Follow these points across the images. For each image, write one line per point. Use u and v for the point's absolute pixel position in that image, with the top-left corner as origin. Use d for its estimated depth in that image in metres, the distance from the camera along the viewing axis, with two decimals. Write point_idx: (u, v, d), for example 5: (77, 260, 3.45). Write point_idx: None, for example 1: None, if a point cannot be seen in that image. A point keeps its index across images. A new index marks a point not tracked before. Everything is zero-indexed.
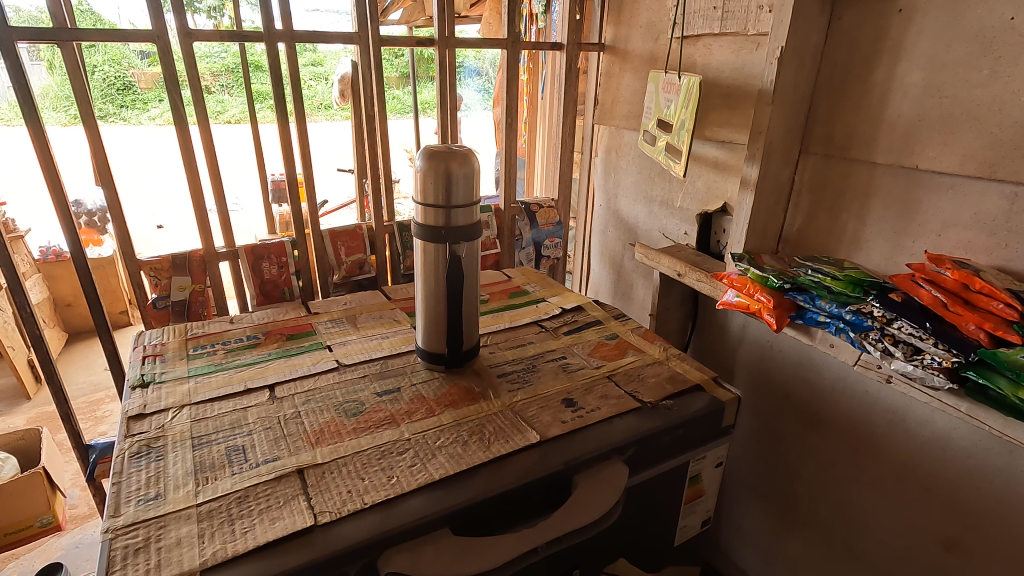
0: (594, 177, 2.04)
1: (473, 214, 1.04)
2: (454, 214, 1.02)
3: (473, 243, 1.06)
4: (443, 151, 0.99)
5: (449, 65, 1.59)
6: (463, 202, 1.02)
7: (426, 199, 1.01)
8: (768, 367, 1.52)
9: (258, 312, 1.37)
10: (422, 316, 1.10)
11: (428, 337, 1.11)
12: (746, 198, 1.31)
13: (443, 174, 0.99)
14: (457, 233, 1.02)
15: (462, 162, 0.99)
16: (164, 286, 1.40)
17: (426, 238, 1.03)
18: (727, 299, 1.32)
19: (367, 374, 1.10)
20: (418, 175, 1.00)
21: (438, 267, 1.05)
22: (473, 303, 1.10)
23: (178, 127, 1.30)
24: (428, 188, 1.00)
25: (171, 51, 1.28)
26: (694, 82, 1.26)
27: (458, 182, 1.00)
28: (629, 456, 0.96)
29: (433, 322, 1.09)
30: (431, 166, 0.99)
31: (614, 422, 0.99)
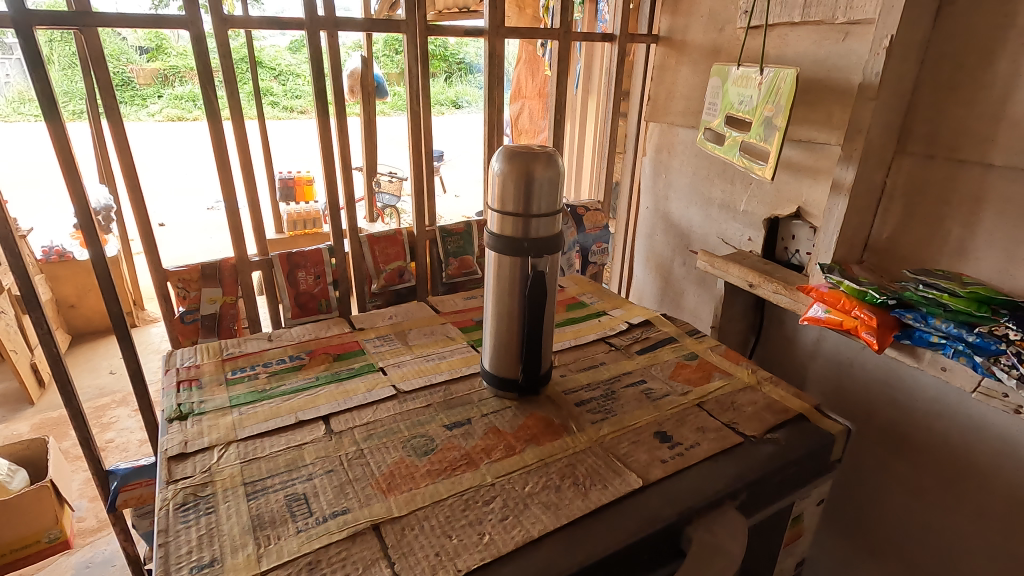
0: (640, 177, 1.92)
1: (556, 223, 0.92)
2: (537, 224, 0.89)
3: (555, 256, 0.94)
4: (525, 152, 0.87)
5: (498, 58, 1.47)
6: (548, 209, 0.89)
7: (505, 208, 0.89)
8: (845, 388, 1.40)
9: (297, 327, 1.24)
10: (492, 339, 0.98)
11: (500, 362, 0.99)
12: (839, 203, 1.19)
13: (526, 178, 0.87)
14: (540, 246, 0.90)
15: (546, 164, 0.87)
16: (193, 299, 1.27)
17: (505, 251, 0.91)
18: (813, 315, 1.19)
19: (431, 403, 0.98)
20: (497, 180, 0.88)
21: (515, 284, 0.92)
22: (550, 323, 0.98)
23: (212, 125, 1.17)
24: (508, 195, 0.88)
25: (205, 38, 1.15)
26: (787, 75, 1.12)
27: (543, 188, 0.88)
28: (741, 501, 0.84)
29: (506, 345, 0.97)
30: (512, 169, 0.87)
31: (720, 461, 0.87)
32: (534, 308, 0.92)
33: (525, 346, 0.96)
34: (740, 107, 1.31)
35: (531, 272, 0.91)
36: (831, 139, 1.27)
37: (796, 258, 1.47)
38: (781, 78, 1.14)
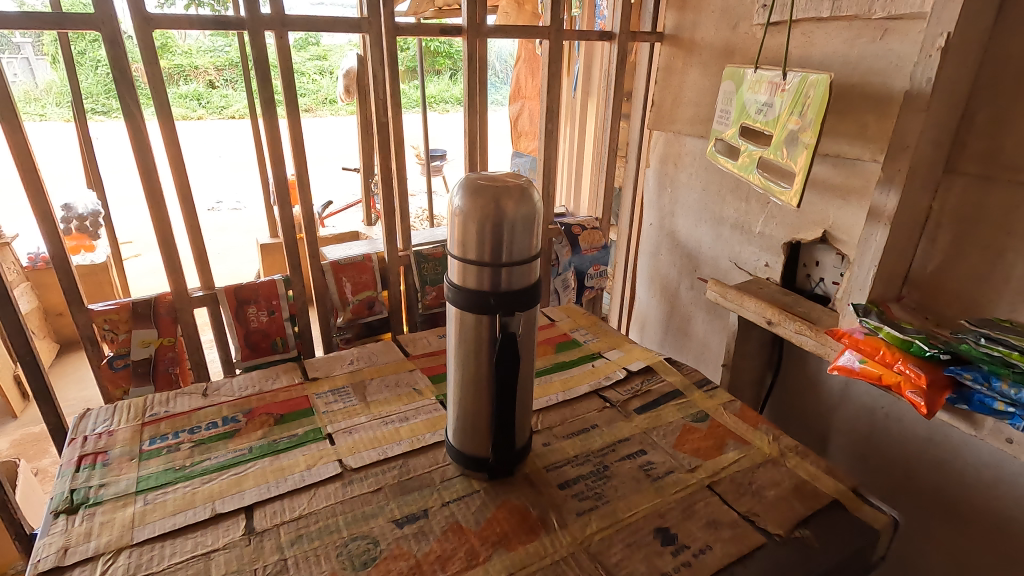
0: (644, 190, 1.73)
1: (533, 271, 0.73)
2: (507, 275, 0.71)
3: (532, 311, 0.75)
4: (491, 185, 0.69)
5: (479, 60, 1.28)
6: (521, 256, 0.71)
7: (467, 255, 0.71)
8: (876, 442, 1.20)
9: (239, 376, 1.07)
10: (457, 411, 0.80)
11: (466, 437, 0.81)
12: (876, 233, 0.99)
13: (492, 219, 0.68)
14: (511, 301, 0.71)
15: (517, 201, 0.69)
16: (121, 342, 1.11)
17: (467, 307, 0.73)
18: (845, 364, 0.99)
19: (382, 487, 0.80)
20: (456, 220, 0.70)
21: (481, 347, 0.75)
22: (527, 390, 0.81)
23: (134, 143, 0.99)
24: (469, 239, 0.70)
25: (123, 41, 0.94)
26: (821, 83, 0.93)
27: (512, 231, 0.69)
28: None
29: (473, 419, 0.79)
30: (474, 207, 0.69)
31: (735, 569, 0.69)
32: (505, 376, 0.74)
33: (496, 421, 0.78)
34: (759, 117, 1.12)
35: (501, 333, 0.73)
36: (865, 153, 1.08)
37: (820, 288, 1.28)
38: (811, 85, 0.95)
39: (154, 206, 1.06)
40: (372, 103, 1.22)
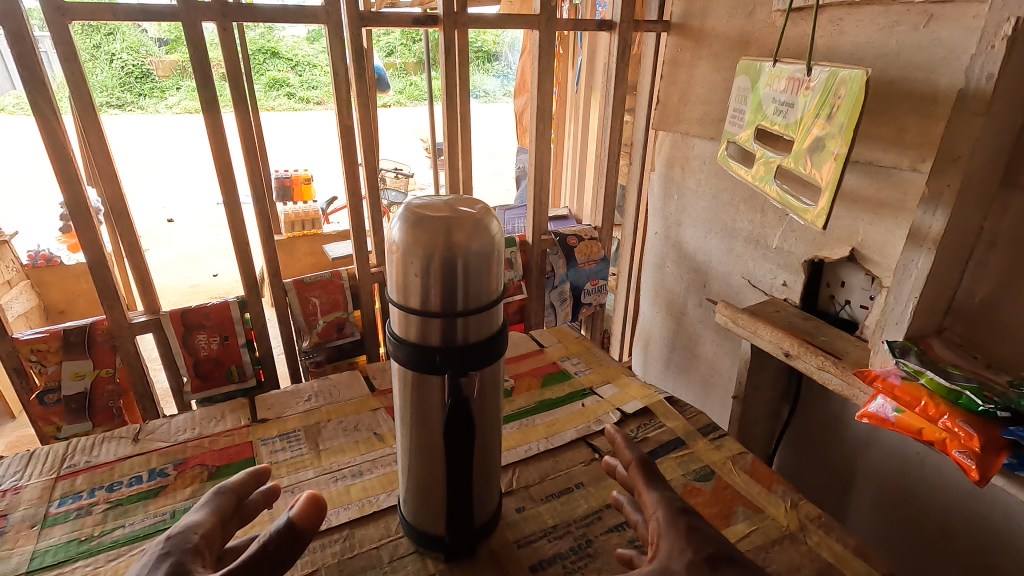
0: (648, 195, 1.57)
1: (492, 319, 0.60)
2: (459, 326, 0.57)
3: (491, 366, 0.61)
4: (437, 215, 0.55)
5: (459, 53, 1.14)
6: (477, 302, 0.57)
7: (409, 300, 0.57)
8: (910, 492, 1.04)
9: (180, 416, 0.94)
10: (406, 479, 0.67)
11: (417, 511, 0.68)
12: (917, 258, 0.83)
13: (437, 259, 0.54)
14: (463, 360, 0.57)
15: (469, 235, 0.55)
16: (52, 375, 0.99)
17: (410, 364, 0.59)
18: (877, 411, 0.85)
19: (318, 570, 0.67)
20: (394, 259, 0.56)
21: (428, 410, 0.61)
22: (489, 456, 0.67)
23: (52, 153, 0.88)
24: (410, 282, 0.56)
25: (29, 33, 0.82)
26: (852, 77, 0.77)
27: (464, 273, 0.55)
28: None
29: (423, 491, 0.66)
30: (416, 242, 0.54)
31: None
32: (458, 446, 0.61)
33: (450, 498, 0.64)
34: (777, 119, 0.96)
35: (453, 396, 0.59)
36: (903, 161, 0.93)
37: (845, 312, 1.12)
38: (842, 81, 0.79)
39: (81, 224, 0.93)
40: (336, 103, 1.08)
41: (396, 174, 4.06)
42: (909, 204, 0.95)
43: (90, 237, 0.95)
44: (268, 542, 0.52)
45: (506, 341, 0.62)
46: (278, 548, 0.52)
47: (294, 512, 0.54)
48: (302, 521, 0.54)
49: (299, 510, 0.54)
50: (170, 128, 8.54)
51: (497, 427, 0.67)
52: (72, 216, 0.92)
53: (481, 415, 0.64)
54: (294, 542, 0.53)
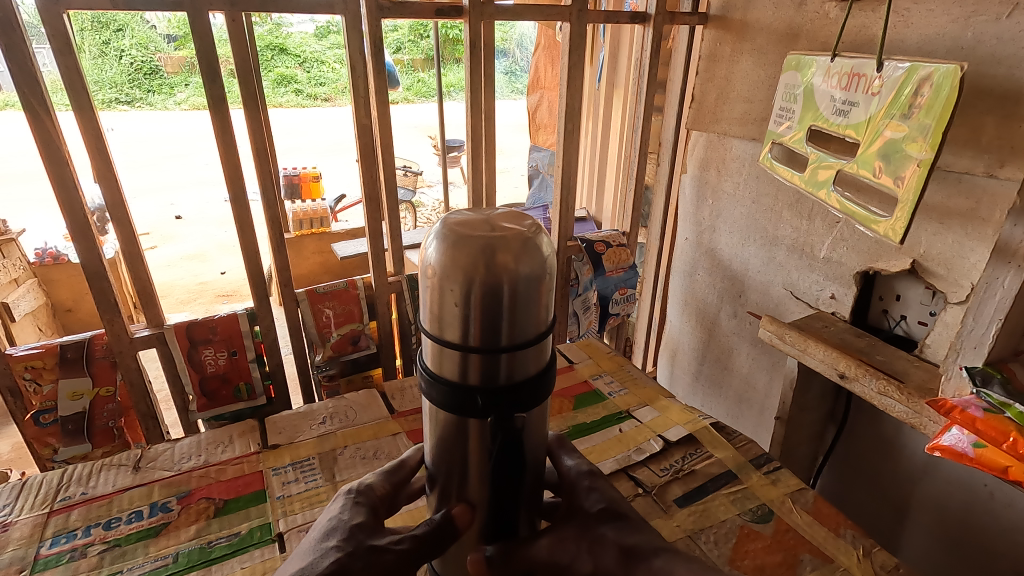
0: (679, 198, 1.49)
1: (542, 354, 0.49)
2: (503, 365, 0.46)
3: (539, 411, 0.51)
4: (477, 232, 0.44)
5: (485, 47, 1.06)
6: (526, 337, 0.46)
7: (444, 334, 0.46)
8: (974, 528, 0.94)
9: (184, 440, 0.87)
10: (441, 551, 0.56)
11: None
12: (1003, 276, 0.74)
13: (478, 285, 0.43)
14: (509, 404, 0.47)
15: (518, 256, 0.44)
16: (48, 394, 0.92)
17: (447, 408, 0.48)
18: (952, 444, 0.73)
19: None
20: (428, 283, 0.45)
21: (468, 474, 0.51)
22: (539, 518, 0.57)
23: (45, 156, 0.81)
24: (446, 312, 0.45)
25: (21, 24, 0.75)
26: (937, 76, 0.68)
27: (513, 302, 0.44)
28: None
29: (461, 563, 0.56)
30: (454, 264, 0.44)
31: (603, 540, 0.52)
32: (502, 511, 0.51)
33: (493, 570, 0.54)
34: (835, 119, 0.87)
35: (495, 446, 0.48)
36: (976, 166, 0.83)
37: (901, 328, 1.03)
38: (924, 79, 0.70)
39: (78, 232, 0.86)
40: (354, 100, 1.00)
41: (406, 172, 3.99)
42: (982, 213, 0.85)
43: (88, 246, 0.87)
44: (439, 527, 0.50)
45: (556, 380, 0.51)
46: (446, 535, 0.50)
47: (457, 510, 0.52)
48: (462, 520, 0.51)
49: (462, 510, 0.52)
50: (179, 124, 8.52)
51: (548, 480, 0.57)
52: (68, 223, 0.85)
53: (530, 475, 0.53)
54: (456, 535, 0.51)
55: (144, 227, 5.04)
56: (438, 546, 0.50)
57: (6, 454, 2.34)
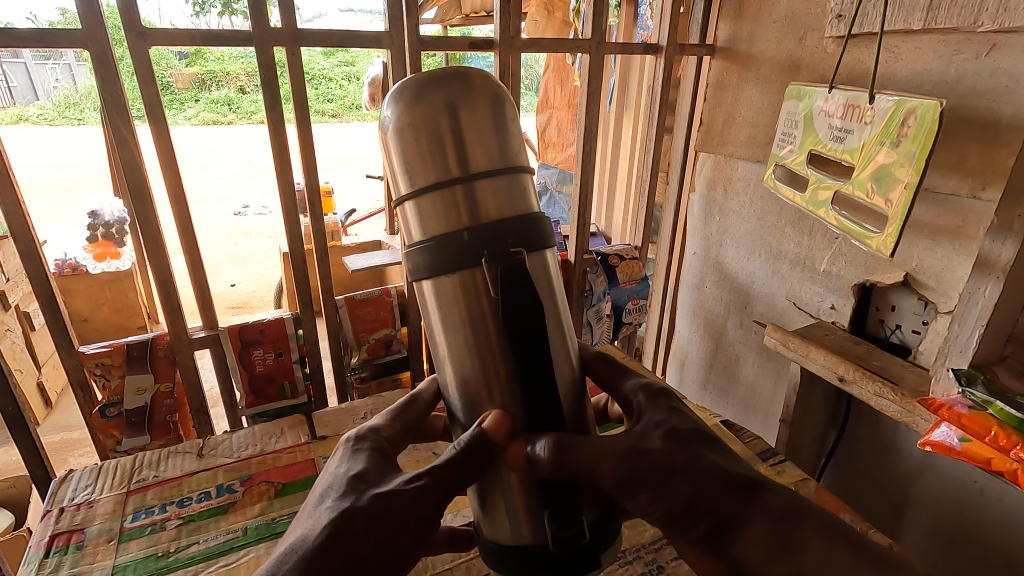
0: (687, 215, 1.58)
1: (522, 194, 0.59)
2: (477, 197, 0.56)
3: (534, 254, 0.59)
4: (437, 73, 0.57)
5: (513, 76, 1.16)
6: (489, 167, 0.56)
7: (423, 181, 0.57)
8: (968, 520, 1.01)
9: (240, 432, 0.96)
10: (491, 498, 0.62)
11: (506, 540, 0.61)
12: (985, 286, 0.83)
13: (443, 116, 0.56)
14: (499, 231, 0.55)
15: (473, 91, 0.57)
16: (114, 389, 1.00)
17: (437, 261, 0.57)
18: (941, 440, 0.82)
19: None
20: (402, 151, 0.57)
21: (495, 391, 0.60)
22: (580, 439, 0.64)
23: (128, 173, 0.91)
24: (420, 153, 0.56)
25: (114, 58, 0.85)
26: (922, 109, 0.78)
27: (475, 132, 0.56)
28: (697, 537, 0.55)
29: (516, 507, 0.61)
30: (417, 122, 0.56)
31: (699, 461, 0.56)
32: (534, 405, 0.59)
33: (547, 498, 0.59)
34: (833, 145, 0.96)
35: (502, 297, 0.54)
36: (962, 188, 0.92)
37: (896, 336, 1.11)
38: (911, 111, 0.80)
39: (151, 242, 0.96)
40: None
41: None
42: (968, 230, 0.94)
43: (158, 254, 0.97)
44: (463, 451, 0.56)
45: (545, 223, 0.59)
46: (473, 455, 0.56)
47: (486, 423, 0.58)
48: (494, 432, 0.57)
49: (491, 422, 0.58)
50: (191, 139, 8.68)
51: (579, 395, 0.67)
52: (144, 234, 0.95)
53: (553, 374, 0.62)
54: (486, 453, 0.57)
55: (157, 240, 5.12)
56: (460, 469, 0.56)
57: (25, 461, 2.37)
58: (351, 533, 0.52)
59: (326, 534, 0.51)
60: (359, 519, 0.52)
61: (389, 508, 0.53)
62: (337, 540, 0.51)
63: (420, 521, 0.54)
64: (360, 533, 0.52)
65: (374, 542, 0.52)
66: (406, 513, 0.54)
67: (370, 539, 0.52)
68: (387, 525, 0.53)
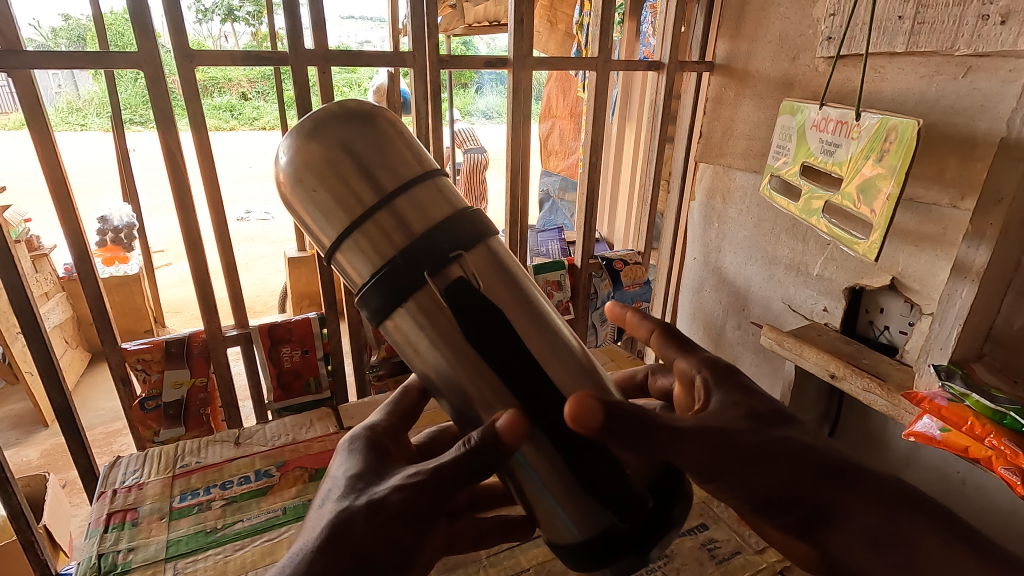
0: (688, 222, 1.66)
1: (438, 194, 0.61)
2: (393, 219, 0.58)
3: (477, 248, 0.61)
4: (309, 121, 0.60)
5: (525, 91, 1.24)
6: (395, 184, 0.59)
7: (339, 220, 0.59)
8: (952, 508, 1.08)
9: (272, 423, 1.03)
10: (524, 481, 0.63)
11: (561, 525, 0.62)
12: (962, 288, 0.90)
13: (338, 158, 0.59)
14: (431, 239, 0.58)
15: (355, 122, 0.60)
16: (154, 383, 1.08)
17: (387, 299, 0.59)
18: (924, 430, 0.88)
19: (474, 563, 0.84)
20: (310, 202, 0.60)
21: (491, 398, 0.61)
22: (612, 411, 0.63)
23: (174, 181, 0.99)
24: (329, 207, 0.59)
25: (165, 77, 0.93)
26: (901, 128, 0.86)
27: (370, 159, 0.59)
28: (789, 521, 0.58)
29: (560, 494, 0.62)
30: (314, 170, 0.59)
31: (785, 443, 0.58)
32: (534, 392, 0.60)
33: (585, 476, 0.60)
34: (822, 158, 1.04)
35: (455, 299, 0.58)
36: (943, 198, 1.00)
37: (884, 337, 1.18)
38: (891, 129, 0.88)
39: (192, 245, 1.04)
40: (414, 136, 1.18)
41: None
42: (949, 237, 1.01)
43: (198, 256, 1.05)
44: (471, 448, 0.56)
45: (472, 214, 0.62)
46: (481, 451, 0.56)
47: (500, 423, 0.56)
48: (507, 433, 0.56)
49: (505, 422, 0.56)
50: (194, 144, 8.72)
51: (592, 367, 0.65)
52: (186, 237, 1.03)
53: (547, 364, 0.62)
54: (494, 449, 0.56)
55: (161, 244, 5.15)
56: (464, 466, 0.56)
57: (36, 460, 2.37)
58: (348, 537, 0.53)
59: (323, 539, 0.53)
60: (356, 523, 0.54)
61: (385, 511, 0.54)
62: (333, 546, 0.53)
63: (421, 520, 0.55)
64: (357, 539, 0.53)
65: (371, 547, 0.53)
66: (400, 510, 0.55)
67: (368, 543, 0.53)
68: (386, 529, 0.54)
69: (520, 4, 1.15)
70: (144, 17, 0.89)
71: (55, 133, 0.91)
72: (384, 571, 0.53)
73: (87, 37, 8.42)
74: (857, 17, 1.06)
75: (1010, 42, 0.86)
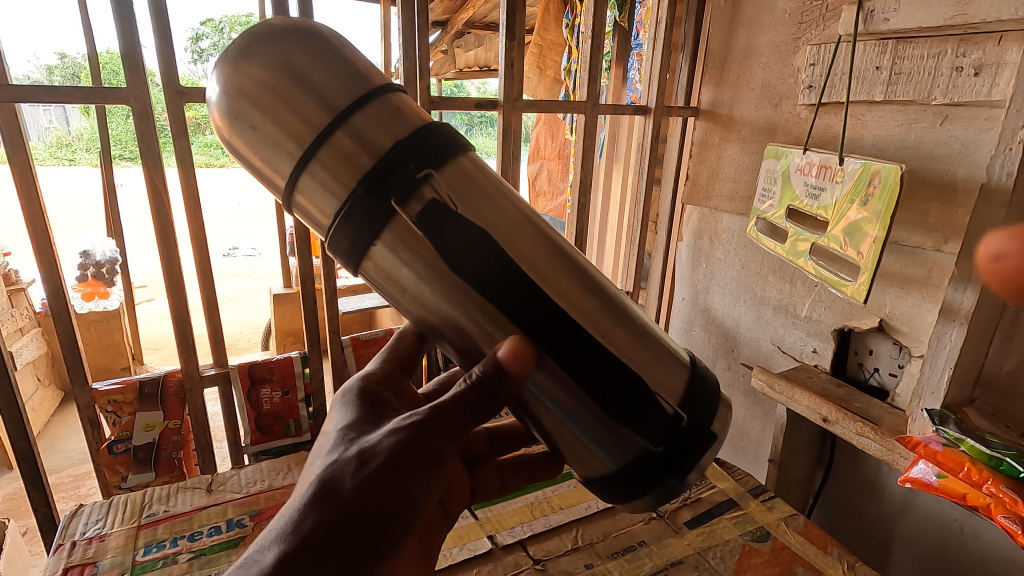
0: (675, 262, 1.66)
1: (403, 110, 0.56)
2: (347, 140, 0.53)
3: (452, 165, 0.55)
4: (240, 47, 0.54)
5: (514, 134, 1.26)
6: (345, 100, 0.53)
7: (287, 148, 0.53)
8: (949, 557, 1.05)
9: (248, 468, 0.99)
10: (540, 413, 0.62)
11: (588, 453, 0.62)
12: (950, 331, 0.89)
13: (278, 80, 0.52)
14: (395, 157, 0.52)
15: (292, 38, 0.54)
16: (125, 425, 1.03)
17: (356, 235, 0.54)
18: (920, 477, 0.86)
19: None
20: (251, 135, 0.54)
21: (493, 333, 0.57)
22: (627, 334, 0.59)
23: (154, 214, 0.97)
24: (276, 141, 0.53)
25: (153, 113, 0.93)
26: (883, 173, 0.88)
27: (312, 75, 0.53)
28: None
29: (582, 423, 0.60)
30: (250, 97, 0.53)
31: None
32: (531, 320, 0.55)
33: (603, 406, 0.59)
34: (806, 201, 1.06)
35: (427, 220, 0.52)
36: (926, 242, 1.01)
37: (874, 379, 1.18)
38: (875, 173, 0.90)
39: (172, 280, 1.01)
40: None
41: None
42: (934, 280, 1.02)
43: (178, 291, 1.02)
44: (473, 384, 0.54)
45: (450, 128, 0.57)
46: (482, 386, 0.54)
47: (502, 352, 0.54)
48: (511, 362, 0.54)
49: (507, 351, 0.54)
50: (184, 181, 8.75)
51: (599, 283, 0.60)
52: (166, 271, 1.00)
53: (546, 287, 0.57)
54: (499, 381, 0.54)
55: (145, 279, 5.10)
56: (465, 405, 0.54)
57: None
58: (341, 491, 0.53)
59: (315, 495, 0.53)
60: (348, 475, 0.54)
61: (377, 458, 0.53)
62: (325, 501, 0.53)
63: (419, 462, 0.54)
64: (348, 493, 0.53)
65: (362, 498, 0.53)
66: (392, 461, 0.53)
67: (361, 494, 0.53)
68: (380, 477, 0.53)
69: (511, 50, 1.17)
70: (135, 54, 0.89)
71: (36, 169, 0.89)
72: (384, 519, 0.53)
73: (82, 74, 8.48)
74: (837, 67, 1.10)
75: (985, 93, 0.88)
